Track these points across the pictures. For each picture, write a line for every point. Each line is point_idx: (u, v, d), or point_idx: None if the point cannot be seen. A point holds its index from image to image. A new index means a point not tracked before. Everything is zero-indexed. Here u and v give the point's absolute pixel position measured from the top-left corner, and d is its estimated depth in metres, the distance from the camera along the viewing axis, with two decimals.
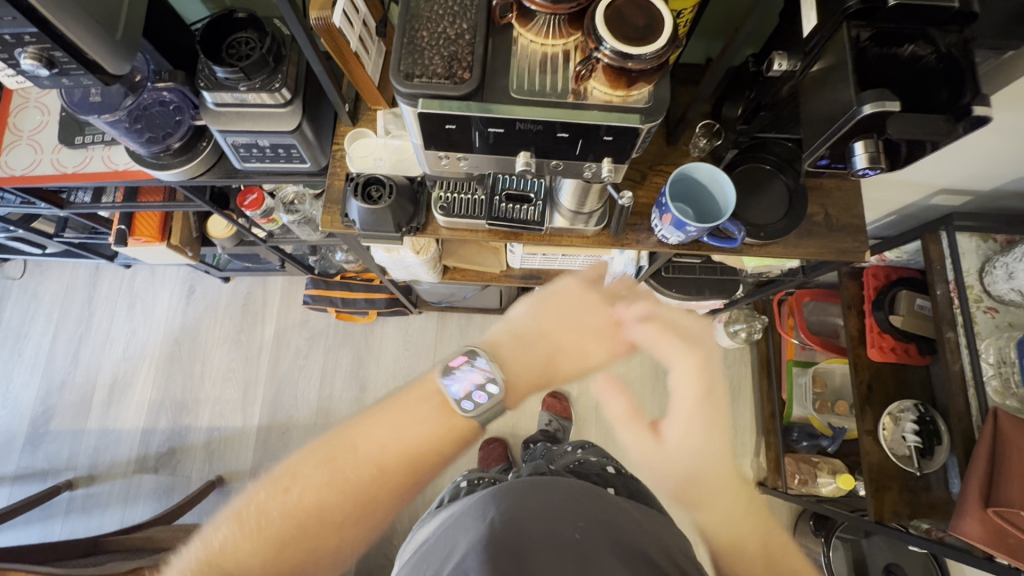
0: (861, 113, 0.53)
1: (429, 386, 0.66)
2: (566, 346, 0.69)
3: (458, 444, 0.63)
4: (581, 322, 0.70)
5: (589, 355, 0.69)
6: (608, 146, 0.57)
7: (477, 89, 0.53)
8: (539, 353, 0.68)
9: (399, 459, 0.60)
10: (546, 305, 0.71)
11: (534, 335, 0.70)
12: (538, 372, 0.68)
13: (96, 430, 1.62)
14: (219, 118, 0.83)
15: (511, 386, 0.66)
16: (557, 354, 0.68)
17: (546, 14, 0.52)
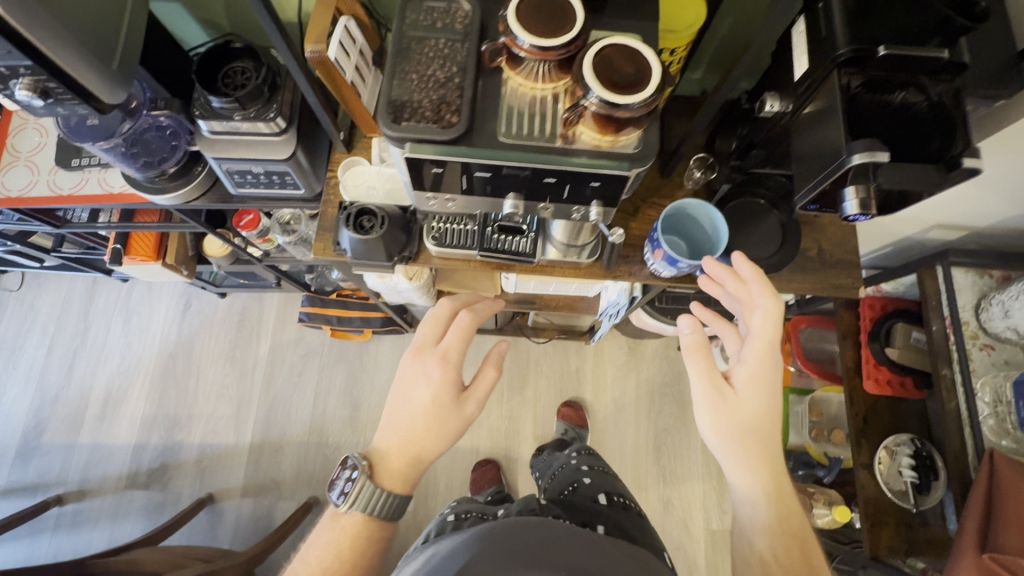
0: (849, 162, 0.53)
1: (395, 415, 0.66)
2: (417, 426, 0.64)
3: (445, 426, 0.65)
4: (411, 397, 0.66)
5: (442, 426, 0.65)
6: (593, 192, 0.57)
7: (464, 132, 0.53)
8: (397, 445, 0.65)
9: (408, 452, 0.65)
10: (396, 395, 0.67)
11: (393, 423, 0.66)
12: (405, 461, 0.64)
13: (88, 445, 1.61)
14: (214, 145, 0.84)
15: (387, 486, 0.64)
16: (414, 436, 0.65)
17: (536, 60, 0.53)
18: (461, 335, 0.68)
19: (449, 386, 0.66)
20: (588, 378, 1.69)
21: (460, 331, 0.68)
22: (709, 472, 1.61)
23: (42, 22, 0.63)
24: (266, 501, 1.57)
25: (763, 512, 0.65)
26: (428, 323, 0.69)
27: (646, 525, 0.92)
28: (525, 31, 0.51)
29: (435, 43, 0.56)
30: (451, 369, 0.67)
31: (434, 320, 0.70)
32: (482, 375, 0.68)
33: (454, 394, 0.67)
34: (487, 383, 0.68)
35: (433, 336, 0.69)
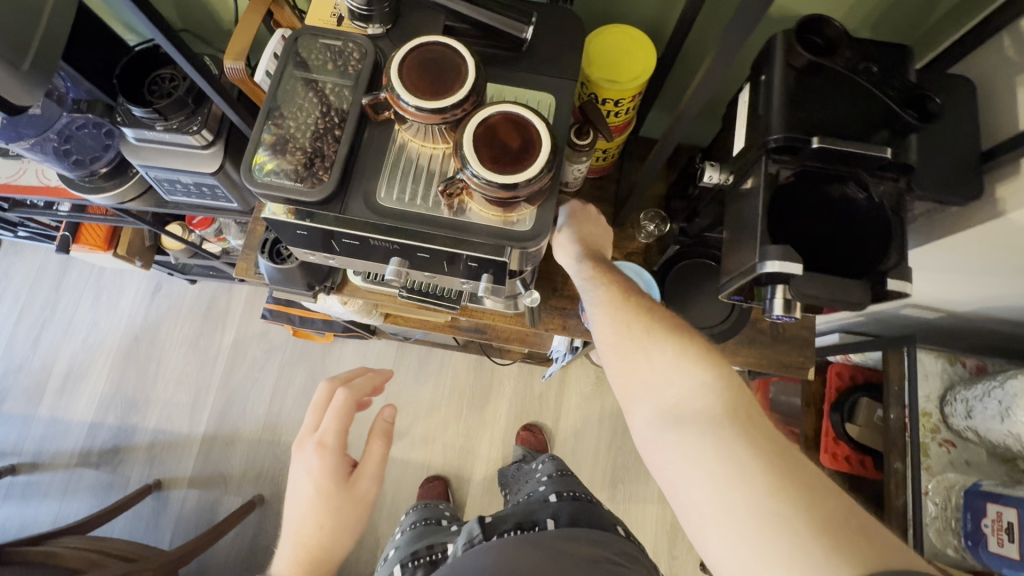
0: (762, 267, 0.47)
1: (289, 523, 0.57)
2: (306, 526, 0.55)
3: (341, 523, 0.56)
4: (296, 498, 0.57)
5: (336, 520, 0.56)
6: (478, 268, 0.53)
7: (334, 192, 0.48)
8: (290, 555, 0.55)
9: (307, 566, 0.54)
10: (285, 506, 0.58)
11: (286, 531, 0.56)
12: (302, 570, 0.54)
13: (45, 418, 1.62)
14: (138, 153, 0.80)
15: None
16: (305, 538, 0.55)
17: (420, 122, 0.47)
18: (337, 417, 0.59)
19: (333, 472, 0.57)
20: (550, 405, 1.64)
21: (336, 413, 0.59)
22: (664, 516, 1.56)
23: None
24: (213, 494, 1.56)
25: (698, 400, 0.50)
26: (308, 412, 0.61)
27: (605, 514, 0.83)
28: (408, 90, 0.46)
29: (323, 87, 0.52)
30: (332, 455, 0.58)
31: (315, 406, 0.61)
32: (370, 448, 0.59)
33: (342, 475, 0.57)
34: (377, 459, 0.58)
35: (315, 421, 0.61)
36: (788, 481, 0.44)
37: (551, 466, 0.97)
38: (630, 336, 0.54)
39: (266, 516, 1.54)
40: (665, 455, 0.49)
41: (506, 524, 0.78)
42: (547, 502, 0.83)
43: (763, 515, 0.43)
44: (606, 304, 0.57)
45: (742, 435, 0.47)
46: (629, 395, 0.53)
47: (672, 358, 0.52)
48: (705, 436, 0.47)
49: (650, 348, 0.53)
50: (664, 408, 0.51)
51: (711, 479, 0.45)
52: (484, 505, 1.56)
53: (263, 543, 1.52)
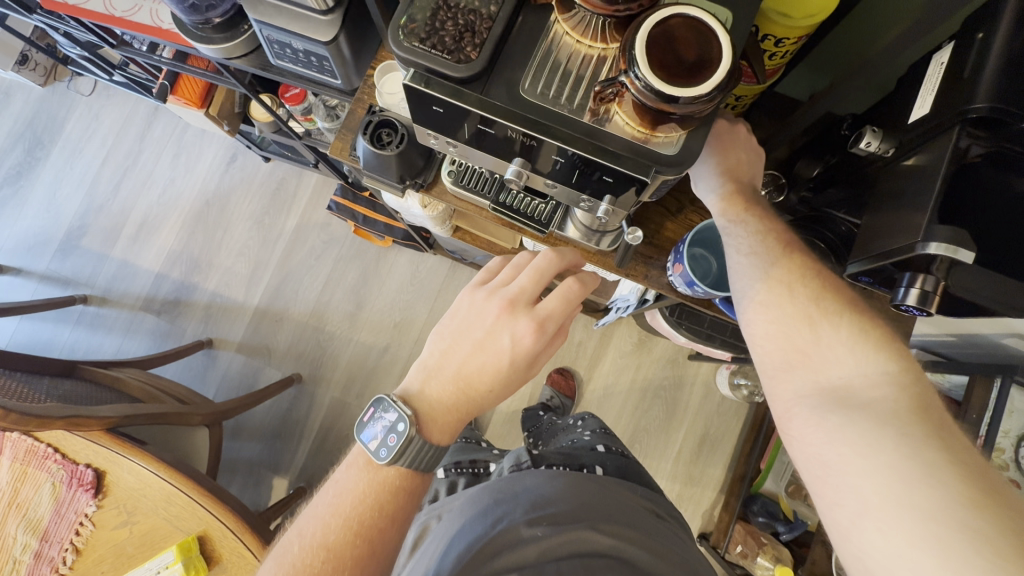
0: (924, 248, 0.43)
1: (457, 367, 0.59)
2: (478, 387, 0.59)
3: (501, 393, 0.60)
4: (481, 354, 0.59)
5: (504, 390, 0.60)
6: (605, 187, 0.50)
7: (481, 73, 0.45)
8: (451, 397, 0.59)
9: (455, 413, 0.59)
10: (454, 344, 0.60)
11: (451, 373, 0.59)
12: (452, 416, 0.59)
13: (118, 260, 1.72)
14: (258, 7, 0.77)
15: (436, 441, 0.59)
16: (469, 396, 0.59)
17: (589, 11, 0.43)
18: (555, 302, 0.59)
19: (527, 351, 0.59)
20: (587, 355, 1.64)
21: (553, 297, 0.59)
22: (673, 485, 1.58)
23: None
24: (256, 364, 1.66)
25: (881, 381, 0.45)
26: (525, 275, 0.60)
27: (642, 473, 0.90)
28: None
29: None
30: (536, 339, 0.59)
31: (535, 273, 0.60)
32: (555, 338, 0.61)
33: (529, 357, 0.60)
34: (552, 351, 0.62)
35: (532, 292, 0.60)
36: (990, 498, 0.38)
37: (595, 421, 1.02)
38: (793, 306, 0.51)
39: (301, 394, 1.64)
40: (822, 435, 0.45)
41: (554, 460, 0.86)
42: (594, 451, 0.91)
43: (956, 531, 0.37)
44: (770, 261, 0.54)
45: (935, 436, 0.41)
46: (779, 363, 0.51)
47: (844, 337, 0.48)
48: (881, 426, 0.42)
49: (814, 318, 0.50)
50: (822, 390, 0.47)
51: (892, 478, 0.40)
52: (502, 432, 1.62)
53: (294, 417, 1.62)
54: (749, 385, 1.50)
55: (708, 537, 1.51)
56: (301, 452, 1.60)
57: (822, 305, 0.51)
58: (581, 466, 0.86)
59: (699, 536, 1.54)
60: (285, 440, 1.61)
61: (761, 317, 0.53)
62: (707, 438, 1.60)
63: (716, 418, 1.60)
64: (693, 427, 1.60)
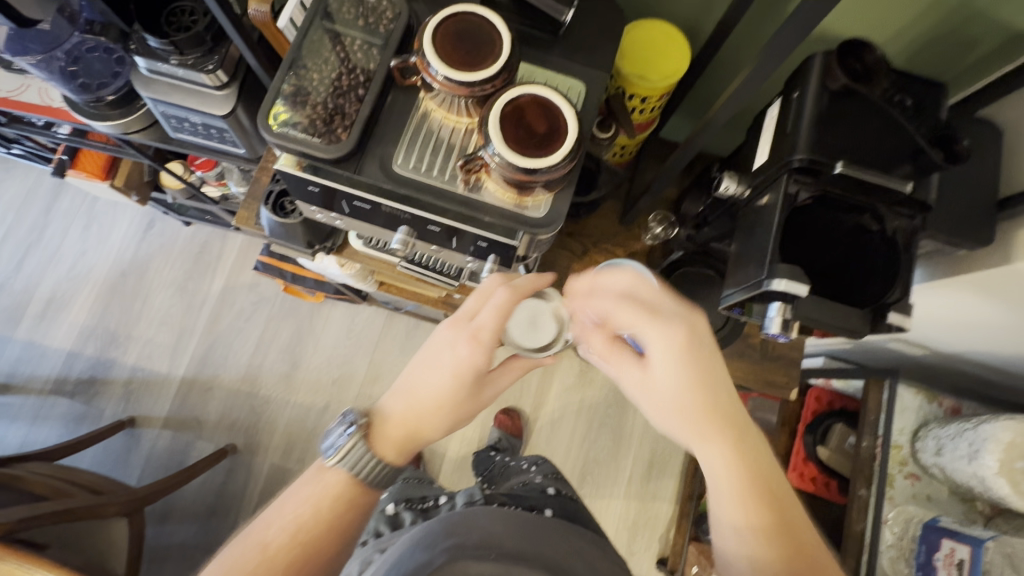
0: (771, 284, 0.47)
1: (410, 382, 0.58)
2: (427, 409, 0.56)
3: (451, 412, 0.56)
4: (433, 371, 0.56)
5: (454, 410, 0.56)
6: (488, 249, 0.53)
7: (353, 153, 0.47)
8: (399, 413, 0.57)
9: (405, 430, 0.57)
10: (411, 361, 0.59)
11: (402, 389, 0.58)
12: (399, 439, 0.57)
13: (23, 341, 1.60)
14: (150, 85, 0.77)
15: (378, 453, 0.56)
16: (422, 418, 0.57)
17: (448, 92, 0.46)
18: (498, 314, 0.55)
19: (475, 366, 0.55)
20: (531, 391, 1.66)
21: (497, 310, 0.55)
22: (627, 512, 1.59)
23: None
24: (185, 439, 1.56)
25: None
26: (471, 295, 0.57)
27: (587, 516, 0.92)
28: (438, 58, 0.45)
29: (351, 44, 0.50)
30: (482, 353, 0.55)
31: (481, 294, 0.57)
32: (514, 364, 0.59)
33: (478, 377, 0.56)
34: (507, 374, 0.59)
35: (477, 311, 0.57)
36: None
37: (548, 466, 1.05)
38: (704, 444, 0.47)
39: (236, 464, 1.55)
40: None
41: (505, 499, 0.85)
42: (544, 494, 0.93)
43: None
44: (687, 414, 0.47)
45: None
46: None
47: None
48: None
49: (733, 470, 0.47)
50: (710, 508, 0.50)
51: None
52: (453, 480, 1.58)
53: (230, 491, 1.53)
54: None
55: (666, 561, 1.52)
56: (239, 528, 1.50)
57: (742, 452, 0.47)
58: (531, 506, 0.86)
59: (658, 561, 1.54)
60: (220, 517, 1.50)
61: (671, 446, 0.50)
62: (655, 461, 1.63)
63: (661, 439, 1.64)
64: (640, 452, 1.63)
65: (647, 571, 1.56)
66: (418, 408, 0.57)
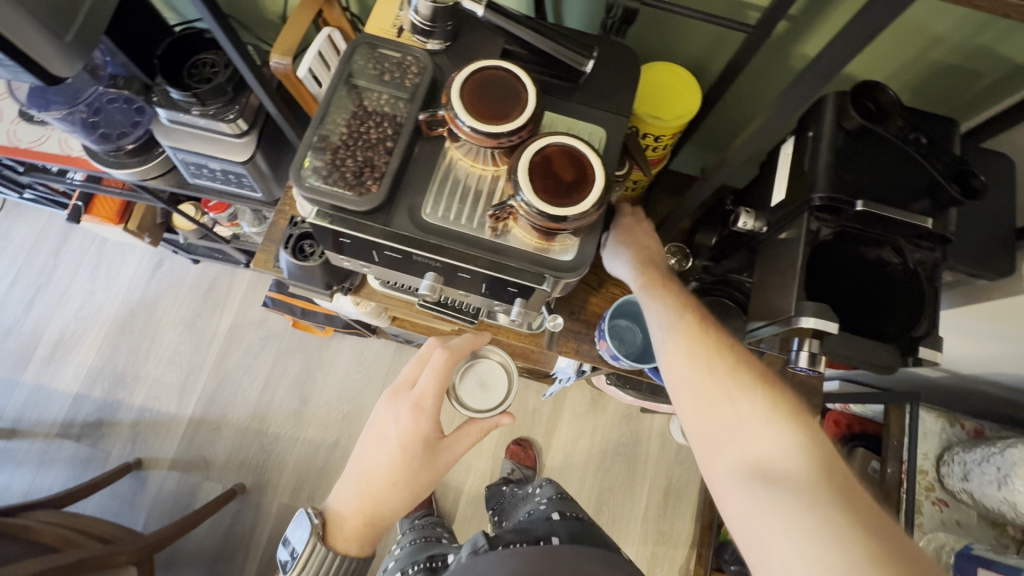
0: (800, 322, 0.48)
1: (365, 464, 0.70)
2: (381, 481, 0.68)
3: (405, 482, 0.69)
4: (382, 443, 0.69)
5: (407, 477, 0.69)
6: (515, 293, 0.54)
7: (383, 204, 0.48)
8: (356, 502, 0.69)
9: (363, 517, 0.68)
10: (360, 453, 0.71)
11: (356, 475, 0.70)
12: (365, 513, 0.68)
13: (30, 385, 1.59)
14: (170, 134, 0.79)
15: (345, 547, 0.68)
16: (379, 489, 0.68)
17: (475, 142, 0.48)
18: (433, 378, 0.70)
19: (422, 430, 0.69)
20: (543, 421, 1.64)
21: (432, 375, 0.70)
22: (645, 543, 1.56)
23: None
24: (193, 480, 1.54)
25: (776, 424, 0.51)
26: (411, 365, 0.72)
27: (601, 535, 0.88)
28: (466, 110, 0.46)
29: (376, 97, 0.51)
30: (424, 417, 0.69)
31: (417, 361, 0.73)
32: (461, 431, 0.72)
33: (426, 446, 0.70)
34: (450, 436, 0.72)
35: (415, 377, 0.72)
36: (881, 544, 0.43)
37: (551, 488, 1.03)
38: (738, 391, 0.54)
39: (245, 505, 1.52)
40: (752, 504, 0.48)
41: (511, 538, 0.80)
42: (550, 519, 0.90)
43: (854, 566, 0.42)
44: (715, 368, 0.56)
45: (840, 498, 0.46)
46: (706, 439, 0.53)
47: (760, 412, 0.52)
48: (797, 496, 0.46)
49: (772, 422, 0.51)
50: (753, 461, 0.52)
51: (812, 542, 0.44)
52: (467, 515, 1.55)
53: (238, 533, 1.49)
54: None
55: None
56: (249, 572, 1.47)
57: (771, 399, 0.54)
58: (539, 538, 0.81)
59: None
60: (230, 561, 1.47)
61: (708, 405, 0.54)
62: (671, 488, 1.60)
63: (677, 466, 1.62)
64: (656, 480, 1.61)
65: None
66: (377, 489, 0.68)
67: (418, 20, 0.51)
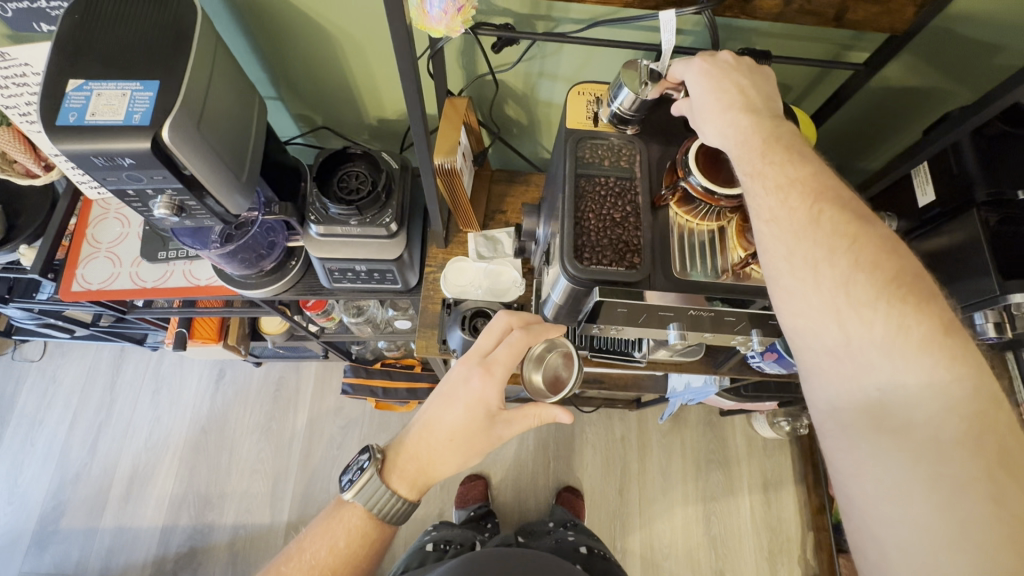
0: (1011, 300, 0.57)
1: (432, 417, 0.68)
2: (441, 433, 0.67)
3: (471, 443, 0.67)
4: (451, 400, 0.67)
5: (468, 441, 0.67)
6: (765, 328, 0.58)
7: (646, 273, 0.54)
8: (417, 446, 0.69)
9: (418, 464, 0.69)
10: (433, 403, 0.69)
11: (424, 421, 0.69)
12: (419, 457, 0.69)
13: (111, 529, 1.51)
14: (322, 247, 0.83)
15: (395, 487, 0.69)
16: (440, 439, 0.67)
17: (709, 203, 0.55)
18: (508, 352, 0.66)
19: (486, 398, 0.66)
20: (632, 446, 1.68)
21: (509, 349, 0.66)
22: (760, 543, 1.59)
23: (198, 144, 0.62)
24: None
25: (938, 389, 0.38)
26: (483, 334, 0.69)
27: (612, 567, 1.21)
28: (700, 172, 0.54)
29: (604, 181, 0.58)
30: (492, 385, 0.66)
31: (494, 333, 0.69)
32: (524, 412, 0.67)
33: (488, 414, 0.67)
34: (513, 416, 0.67)
35: (489, 347, 0.68)
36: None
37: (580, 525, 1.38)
38: (908, 432, 0.38)
39: None
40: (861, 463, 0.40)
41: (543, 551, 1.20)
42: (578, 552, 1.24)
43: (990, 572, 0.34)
44: (826, 252, 0.44)
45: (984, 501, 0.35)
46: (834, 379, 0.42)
47: (919, 373, 0.39)
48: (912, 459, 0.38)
49: (932, 376, 0.39)
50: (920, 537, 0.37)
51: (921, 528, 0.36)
52: None
53: None
54: (790, 421, 1.58)
55: None
56: None
57: (982, 432, 0.37)
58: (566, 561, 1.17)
59: None
60: None
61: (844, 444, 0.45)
62: (769, 483, 1.64)
63: (769, 460, 1.67)
64: (752, 479, 1.65)
65: None
66: (441, 440, 0.67)
67: (623, 111, 0.58)
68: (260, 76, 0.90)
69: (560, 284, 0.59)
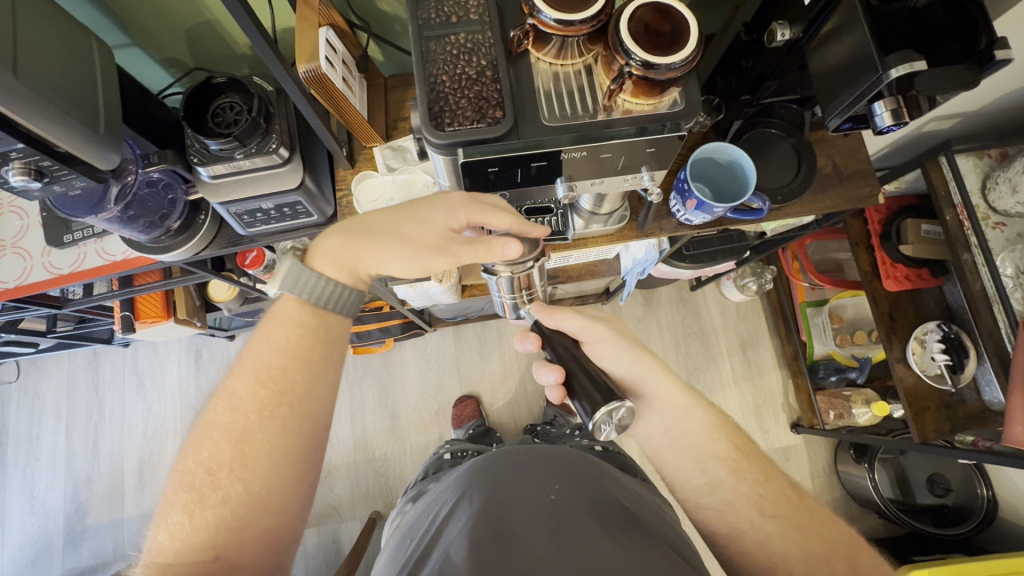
0: (888, 77, 0.54)
1: (406, 212, 0.60)
2: (400, 234, 0.60)
3: (427, 247, 0.58)
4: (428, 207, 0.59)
5: (424, 245, 0.58)
6: (654, 155, 0.56)
7: (511, 125, 0.52)
8: (378, 238, 0.60)
9: (371, 254, 0.61)
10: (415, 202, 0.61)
11: (397, 215, 0.61)
12: (368, 250, 0.60)
13: (135, 515, 1.58)
14: (218, 190, 0.79)
15: (323, 273, 0.61)
16: (398, 233, 0.59)
17: (564, 37, 0.51)
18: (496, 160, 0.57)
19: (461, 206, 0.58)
20: None
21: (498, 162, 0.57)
22: (745, 398, 1.67)
23: (21, 93, 0.57)
24: (331, 526, 1.60)
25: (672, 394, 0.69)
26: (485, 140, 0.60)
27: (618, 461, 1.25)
28: (547, 6, 0.49)
29: (455, 39, 0.55)
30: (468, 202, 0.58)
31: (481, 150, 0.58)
32: (476, 245, 0.56)
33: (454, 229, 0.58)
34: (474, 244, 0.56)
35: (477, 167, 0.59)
36: (747, 452, 0.66)
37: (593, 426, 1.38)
38: (673, 428, 0.68)
39: None
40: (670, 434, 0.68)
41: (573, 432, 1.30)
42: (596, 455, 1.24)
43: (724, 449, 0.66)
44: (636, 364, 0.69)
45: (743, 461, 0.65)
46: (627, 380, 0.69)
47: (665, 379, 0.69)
48: (701, 424, 0.68)
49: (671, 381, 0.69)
50: (696, 446, 0.66)
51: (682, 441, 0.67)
52: None
53: None
54: (755, 280, 1.60)
55: (801, 423, 1.61)
56: None
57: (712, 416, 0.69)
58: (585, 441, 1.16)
59: (793, 427, 1.63)
60: None
61: (614, 364, 0.69)
62: (746, 343, 1.70)
63: (743, 321, 1.71)
64: (729, 344, 1.71)
65: (786, 441, 1.64)
66: (406, 234, 0.59)
67: None
68: (103, 23, 0.82)
69: (441, 163, 0.59)
